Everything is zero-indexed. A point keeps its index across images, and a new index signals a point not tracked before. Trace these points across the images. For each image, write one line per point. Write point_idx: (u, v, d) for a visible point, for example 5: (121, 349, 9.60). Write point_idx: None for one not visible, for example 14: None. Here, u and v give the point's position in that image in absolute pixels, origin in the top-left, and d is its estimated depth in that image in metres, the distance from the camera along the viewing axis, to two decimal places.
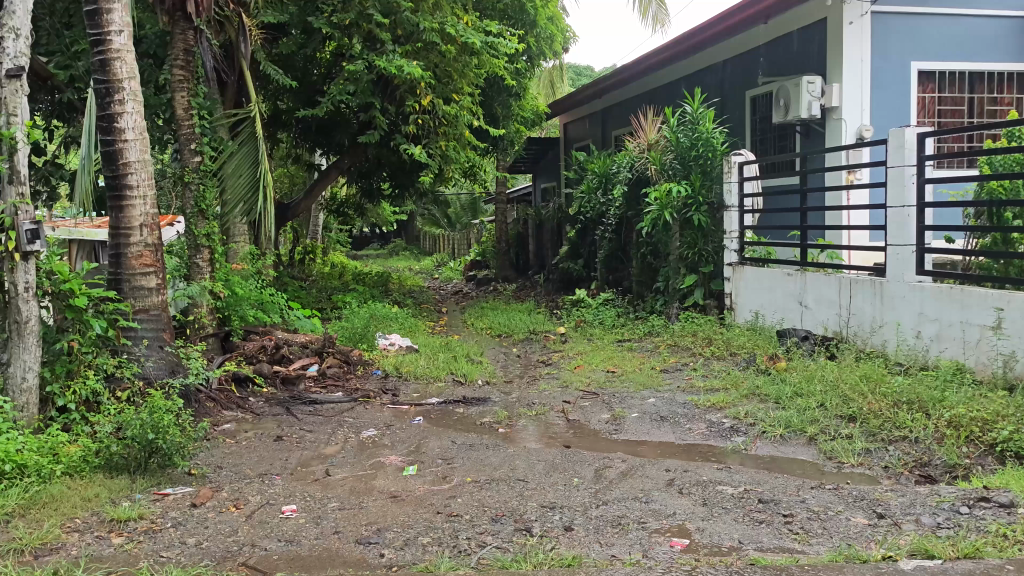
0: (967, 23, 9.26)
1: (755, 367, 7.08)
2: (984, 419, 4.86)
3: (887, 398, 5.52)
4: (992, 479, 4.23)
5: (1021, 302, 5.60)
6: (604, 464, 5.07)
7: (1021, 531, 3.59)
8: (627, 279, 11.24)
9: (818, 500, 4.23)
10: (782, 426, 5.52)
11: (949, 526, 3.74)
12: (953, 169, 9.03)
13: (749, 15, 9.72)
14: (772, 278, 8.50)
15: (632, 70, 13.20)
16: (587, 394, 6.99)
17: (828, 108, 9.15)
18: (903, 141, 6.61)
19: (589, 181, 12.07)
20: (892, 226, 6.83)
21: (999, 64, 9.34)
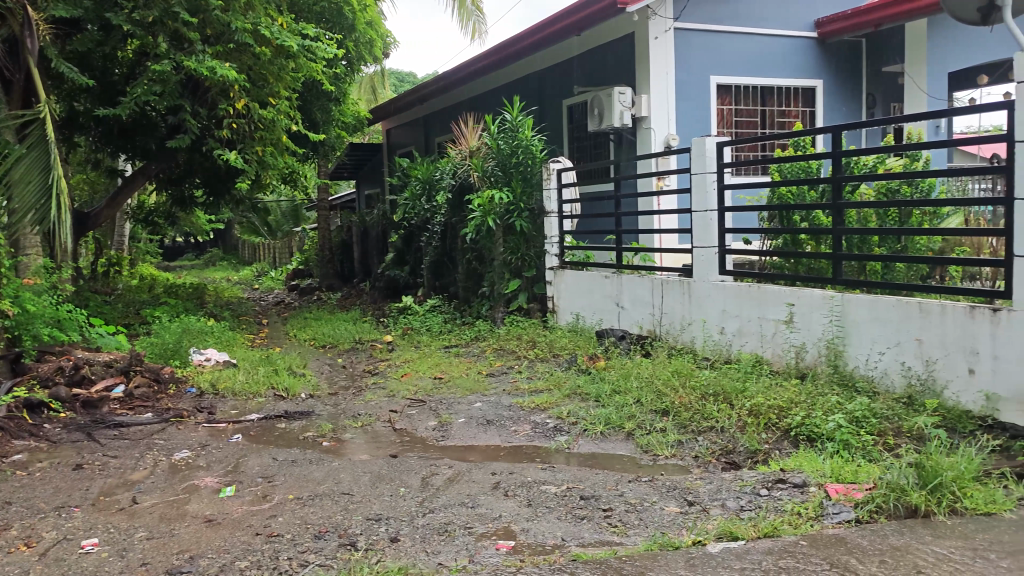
0: (759, 41, 10.01)
1: (576, 367, 7.32)
2: (780, 406, 5.26)
3: (695, 391, 5.85)
4: (787, 462, 4.57)
5: (808, 298, 6.10)
6: (430, 472, 5.04)
7: (812, 508, 3.89)
8: (453, 285, 11.30)
9: (634, 493, 4.42)
10: (602, 423, 5.72)
11: (750, 508, 4.01)
12: (749, 175, 9.75)
13: (562, 27, 10.05)
14: (590, 280, 8.83)
15: (453, 77, 13.32)
16: (414, 401, 6.95)
17: (638, 118, 9.63)
18: (704, 149, 7.03)
19: (413, 187, 12.05)
20: (696, 229, 7.27)
21: (787, 80, 10.18)
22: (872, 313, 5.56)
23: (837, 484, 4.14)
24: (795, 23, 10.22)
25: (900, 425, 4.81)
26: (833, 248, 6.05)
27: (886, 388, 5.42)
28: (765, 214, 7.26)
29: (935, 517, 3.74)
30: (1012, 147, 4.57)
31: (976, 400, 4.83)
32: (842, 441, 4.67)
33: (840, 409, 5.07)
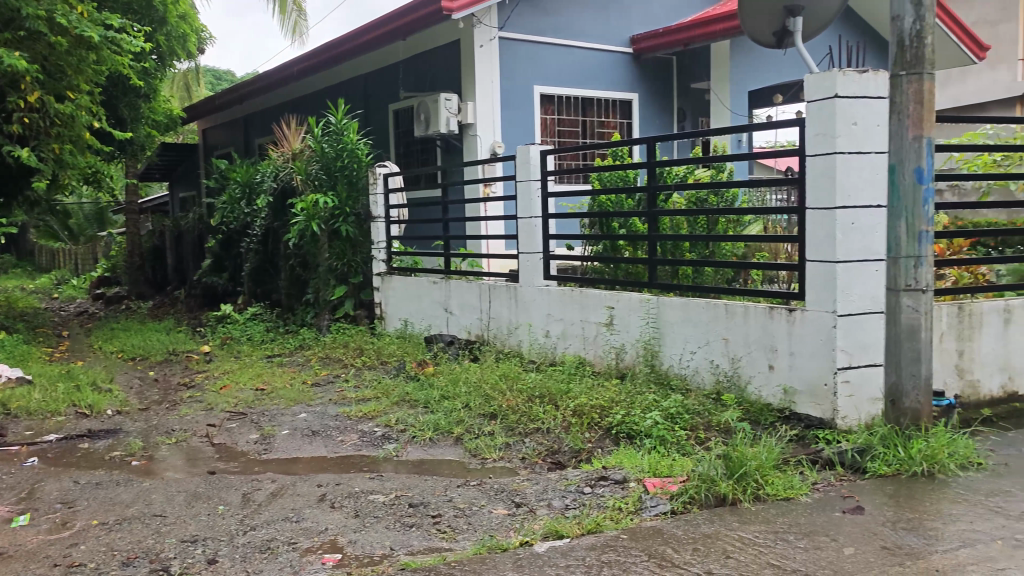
0: (580, 54, 10.38)
1: (404, 374, 7.26)
2: (602, 405, 5.46)
3: (522, 394, 5.96)
4: (608, 459, 4.75)
5: (627, 301, 6.38)
6: (251, 487, 4.82)
7: (632, 503, 4.06)
8: (276, 293, 10.91)
9: (463, 497, 4.43)
10: (430, 429, 5.71)
11: (575, 506, 4.13)
12: (571, 183, 10.09)
13: (387, 31, 9.98)
14: (418, 285, 8.80)
15: (274, 77, 12.88)
16: (233, 415, 6.63)
17: (464, 125, 9.72)
18: (528, 158, 7.19)
19: (231, 190, 11.53)
20: (521, 235, 7.42)
21: (606, 93, 10.62)
22: (684, 314, 5.89)
23: (653, 478, 4.34)
24: (612, 38, 10.68)
25: (709, 420, 5.13)
26: (649, 253, 6.37)
27: (697, 385, 5.76)
28: (587, 221, 7.52)
29: (742, 505, 4.01)
30: (803, 160, 4.98)
31: (776, 393, 5.22)
32: (658, 437, 4.91)
33: (657, 406, 5.34)
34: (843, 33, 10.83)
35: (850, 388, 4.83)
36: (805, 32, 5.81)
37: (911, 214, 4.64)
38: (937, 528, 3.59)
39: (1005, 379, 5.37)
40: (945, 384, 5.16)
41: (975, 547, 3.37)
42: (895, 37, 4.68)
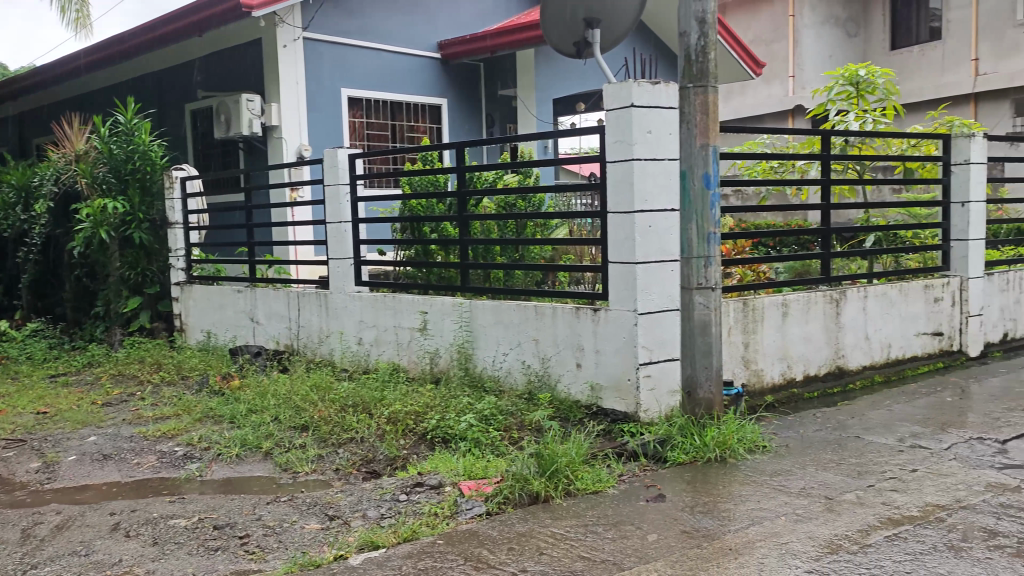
0: (388, 58, 10.31)
1: (208, 389, 6.87)
2: (417, 411, 5.43)
3: (334, 404, 5.81)
4: (424, 465, 4.71)
5: (440, 306, 6.40)
6: (32, 522, 4.37)
7: (448, 507, 4.06)
8: (60, 306, 10.00)
9: (273, 514, 4.25)
10: (237, 445, 5.43)
11: (390, 515, 4.07)
12: (381, 187, 9.99)
13: (181, 27, 9.43)
14: (221, 294, 8.38)
15: (53, 71, 11.81)
16: (10, 442, 5.99)
17: (268, 127, 9.36)
18: (336, 161, 7.04)
19: (3, 194, 10.44)
20: (331, 240, 7.24)
21: (414, 97, 10.61)
22: (496, 317, 5.98)
23: (469, 480, 4.37)
24: (420, 43, 10.69)
25: (521, 419, 5.23)
26: (460, 257, 6.42)
27: (510, 385, 5.86)
28: (398, 226, 7.47)
29: (554, 501, 4.13)
30: (604, 166, 5.21)
31: (583, 390, 5.41)
32: (473, 439, 4.96)
33: (471, 409, 5.38)
34: (638, 46, 11.45)
35: (651, 382, 5.10)
36: (602, 44, 6.06)
37: (700, 216, 5.00)
38: (729, 509, 3.86)
39: (784, 367, 5.87)
40: (734, 374, 5.57)
41: (762, 524, 3.66)
42: (684, 51, 4.99)
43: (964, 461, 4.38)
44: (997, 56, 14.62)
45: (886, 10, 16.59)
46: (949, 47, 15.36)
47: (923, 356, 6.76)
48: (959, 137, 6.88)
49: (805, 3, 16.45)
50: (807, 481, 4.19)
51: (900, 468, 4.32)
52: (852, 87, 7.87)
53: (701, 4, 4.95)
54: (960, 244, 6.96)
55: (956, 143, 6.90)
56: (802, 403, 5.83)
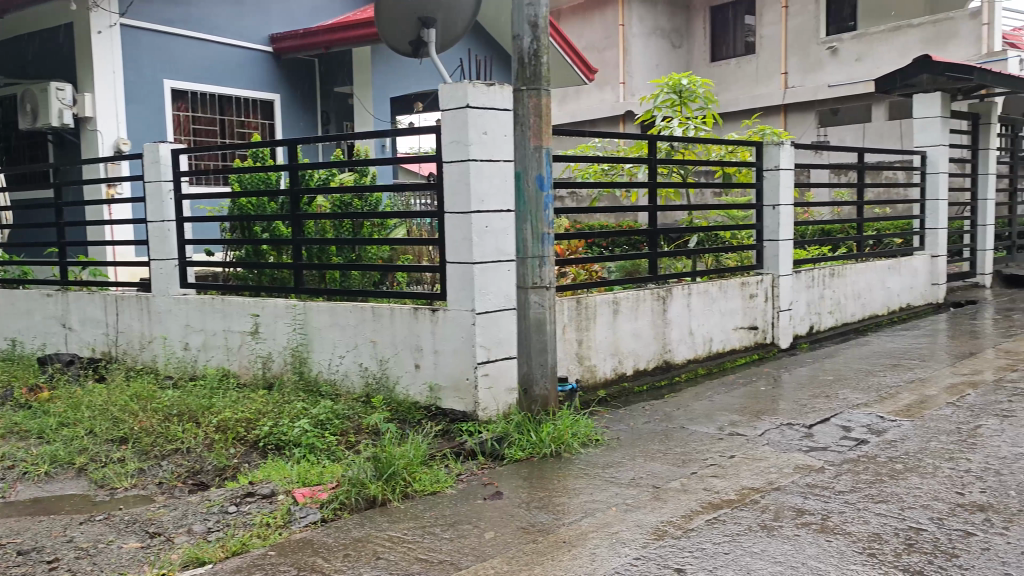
0: (214, 49, 9.85)
1: (12, 402, 6.29)
2: (247, 418, 5.21)
3: (157, 414, 5.48)
4: (255, 474, 4.52)
5: (272, 308, 6.18)
6: None
7: (280, 516, 3.92)
8: None
9: (87, 535, 3.94)
10: (45, 462, 5.01)
11: (218, 528, 3.88)
12: (209, 185, 9.53)
13: None
14: (29, 298, 7.71)
15: None
16: None
17: (81, 118, 8.70)
18: (157, 156, 6.65)
19: None
20: (153, 240, 6.83)
21: (244, 91, 10.20)
22: (331, 319, 5.85)
23: (303, 488, 4.24)
24: (249, 35, 10.28)
25: (359, 423, 5.14)
26: (293, 257, 6.22)
27: (347, 388, 5.74)
28: (227, 225, 7.15)
29: (392, 504, 4.08)
30: (440, 166, 5.21)
31: (421, 391, 5.39)
32: (307, 445, 4.82)
33: (306, 414, 5.23)
34: (473, 47, 11.54)
35: (489, 380, 5.14)
36: (437, 44, 6.05)
37: (534, 218, 5.10)
38: (564, 503, 3.95)
39: (616, 362, 6.10)
40: (569, 370, 5.73)
41: (594, 516, 3.77)
42: (516, 54, 5.09)
43: (776, 445, 4.71)
44: (803, 71, 15.87)
45: (706, 23, 17.58)
46: (762, 61, 16.52)
47: (741, 348, 7.21)
48: (770, 144, 7.39)
49: (634, 13, 17.16)
50: (636, 471, 4.36)
51: (719, 454, 4.59)
52: (675, 95, 8.30)
53: (532, 9, 5.06)
54: (771, 244, 7.47)
55: (767, 149, 7.42)
56: (632, 396, 6.08)
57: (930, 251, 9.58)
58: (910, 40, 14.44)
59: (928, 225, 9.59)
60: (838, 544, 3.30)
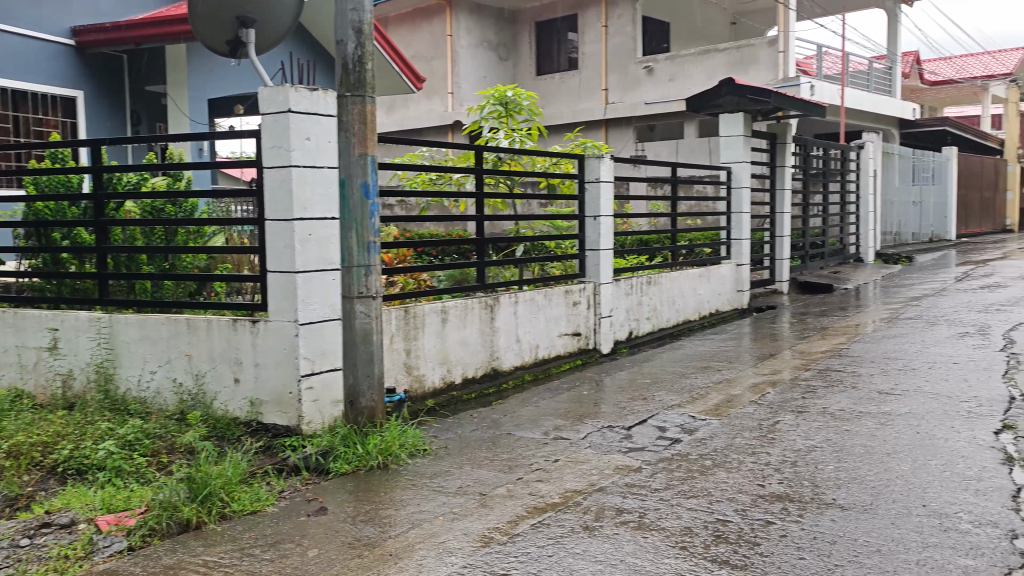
0: (6, 40, 9.04)
1: None
2: (44, 441, 4.76)
3: None
4: (52, 502, 4.12)
5: (73, 321, 5.72)
6: None
7: (81, 547, 3.62)
8: None
9: None
10: None
11: (6, 565, 3.48)
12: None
13: None
14: None
15: None
16: None
17: None
18: None
19: None
20: None
21: (43, 87, 9.42)
22: (141, 332, 5.48)
23: (107, 515, 3.93)
24: (48, 26, 9.48)
25: (172, 442, 4.84)
26: (98, 266, 5.79)
27: (158, 406, 5.39)
28: (20, 231, 6.54)
29: (207, 527, 3.87)
30: (260, 172, 5.03)
31: (241, 406, 5.15)
32: (113, 469, 4.48)
33: (111, 435, 4.85)
34: (296, 50, 11.23)
35: (314, 394, 4.99)
36: (256, 45, 5.83)
37: (359, 226, 5.06)
38: (390, 516, 3.90)
39: (444, 371, 6.10)
40: (396, 380, 5.68)
41: (420, 526, 3.75)
42: (340, 59, 5.02)
43: (597, 447, 4.87)
44: (622, 88, 16.64)
45: (531, 39, 18.02)
46: (584, 77, 17.16)
47: (565, 354, 7.42)
48: (591, 157, 7.68)
49: (461, 25, 17.29)
50: (463, 479, 4.38)
51: (544, 459, 4.70)
52: (501, 107, 8.46)
53: (357, 14, 4.99)
54: (593, 254, 7.75)
55: (589, 162, 7.70)
56: (461, 405, 6.10)
57: (736, 260, 10.29)
58: (718, 64, 15.52)
59: (733, 236, 10.31)
60: (653, 540, 3.46)
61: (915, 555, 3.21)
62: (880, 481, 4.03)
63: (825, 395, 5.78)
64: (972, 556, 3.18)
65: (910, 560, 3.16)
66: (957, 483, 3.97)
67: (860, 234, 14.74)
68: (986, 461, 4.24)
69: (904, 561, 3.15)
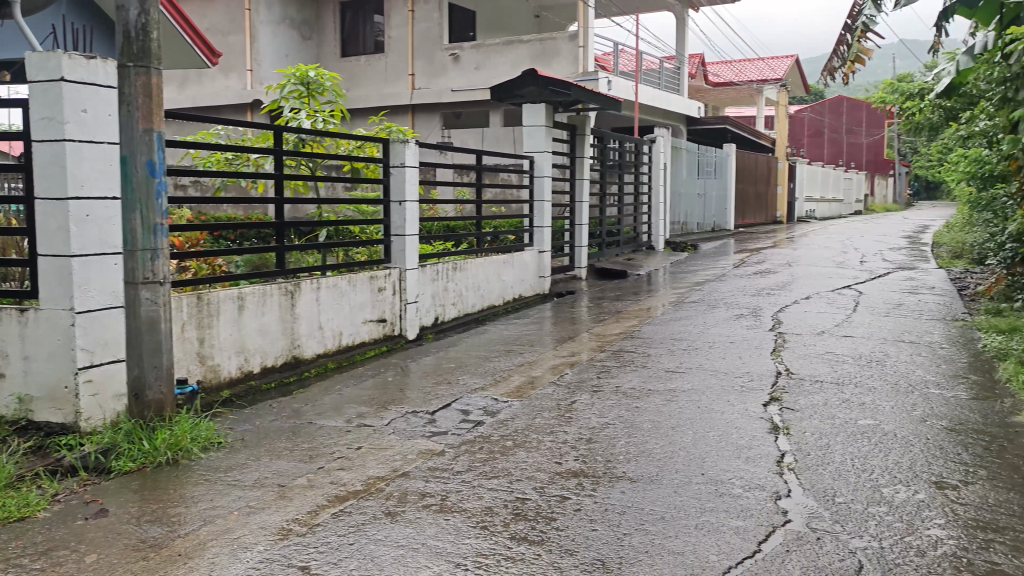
0: None
1: None
2: None
3: None
4: None
5: None
6: None
7: None
8: None
9: None
10: None
11: None
12: None
13: None
14: None
15: None
16: None
17: None
18: None
19: None
20: None
21: None
22: None
23: None
24: None
25: None
26: None
27: None
28: None
29: None
30: (29, 145, 4.57)
31: (8, 403, 4.69)
32: None
33: None
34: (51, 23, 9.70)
35: (93, 387, 4.60)
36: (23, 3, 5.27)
37: (145, 207, 4.70)
38: (179, 513, 3.69)
39: (241, 360, 5.84)
40: (188, 371, 5.38)
41: (213, 523, 3.58)
42: (120, 25, 4.63)
43: (400, 433, 4.87)
44: (428, 74, 16.63)
45: (335, 19, 17.51)
46: (390, 61, 16.96)
47: (370, 341, 7.33)
48: (396, 142, 7.58)
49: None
50: (260, 472, 4.22)
51: (346, 447, 4.62)
52: (303, 87, 8.23)
53: None
54: (398, 239, 7.70)
55: (394, 147, 7.61)
56: (259, 395, 5.85)
57: (538, 246, 10.64)
58: (521, 55, 15.90)
59: (536, 224, 10.60)
60: (455, 521, 3.51)
61: (695, 519, 3.47)
62: (665, 453, 4.32)
63: (618, 374, 6.12)
64: (743, 517, 3.49)
65: (690, 524, 3.42)
66: (731, 451, 4.33)
67: (652, 224, 15.68)
68: (755, 430, 4.67)
69: (685, 526, 3.40)
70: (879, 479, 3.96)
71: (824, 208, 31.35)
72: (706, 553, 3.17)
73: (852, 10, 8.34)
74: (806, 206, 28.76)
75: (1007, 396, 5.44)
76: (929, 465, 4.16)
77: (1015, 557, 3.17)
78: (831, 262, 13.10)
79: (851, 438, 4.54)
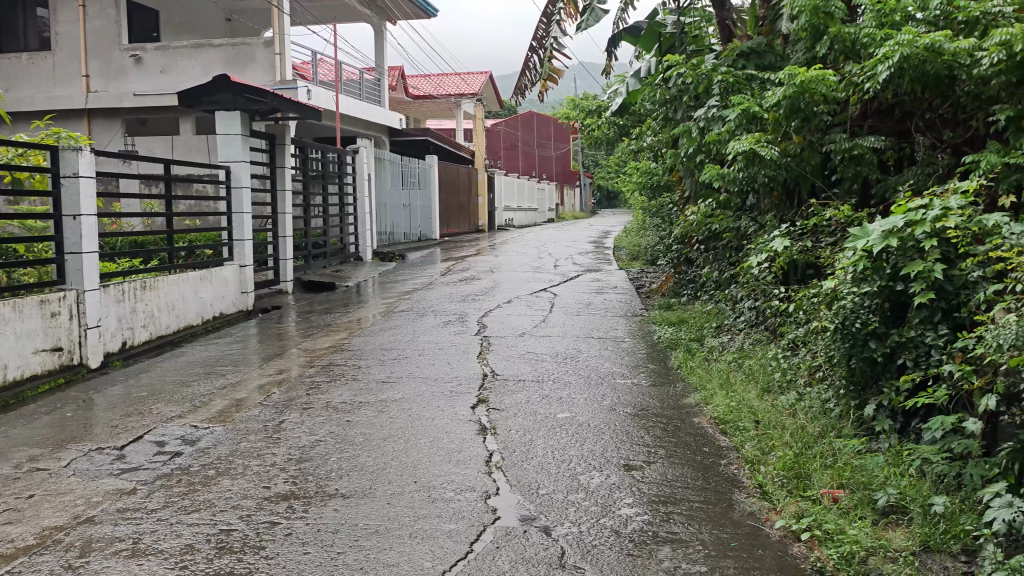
0: None
1: None
2: None
3: None
4: None
5: None
6: None
7: None
8: None
9: None
10: None
11: None
12: None
13: None
14: None
15: None
16: None
17: None
18: None
19: None
20: None
21: None
22: None
23: None
24: None
25: None
26: None
27: None
28: None
29: None
30: None
31: None
32: None
33: None
34: None
35: None
36: None
37: None
38: None
39: None
40: None
41: None
42: None
43: (83, 474, 4.35)
44: (105, 76, 15.18)
45: None
46: (59, 60, 15.25)
47: (43, 373, 6.47)
48: (66, 150, 6.84)
49: None
50: None
51: (15, 497, 4.03)
52: None
53: None
54: (74, 257, 6.90)
55: (64, 154, 6.84)
56: None
57: (239, 261, 10.05)
58: (212, 59, 15.10)
59: (235, 237, 10.06)
60: (150, 565, 3.20)
61: (408, 528, 3.47)
62: (377, 466, 4.28)
63: (328, 389, 5.98)
64: (454, 520, 3.56)
65: (404, 534, 3.41)
66: (442, 457, 4.41)
67: (358, 235, 15.61)
68: (464, 433, 4.80)
69: (399, 537, 3.40)
70: (576, 467, 4.26)
71: (521, 217, 33.32)
72: (421, 560, 3.19)
73: (535, 33, 8.93)
74: (504, 216, 30.31)
75: (679, 381, 6.13)
76: (619, 450, 4.56)
77: (691, 525, 3.56)
78: (529, 267, 13.92)
79: (551, 432, 4.84)
